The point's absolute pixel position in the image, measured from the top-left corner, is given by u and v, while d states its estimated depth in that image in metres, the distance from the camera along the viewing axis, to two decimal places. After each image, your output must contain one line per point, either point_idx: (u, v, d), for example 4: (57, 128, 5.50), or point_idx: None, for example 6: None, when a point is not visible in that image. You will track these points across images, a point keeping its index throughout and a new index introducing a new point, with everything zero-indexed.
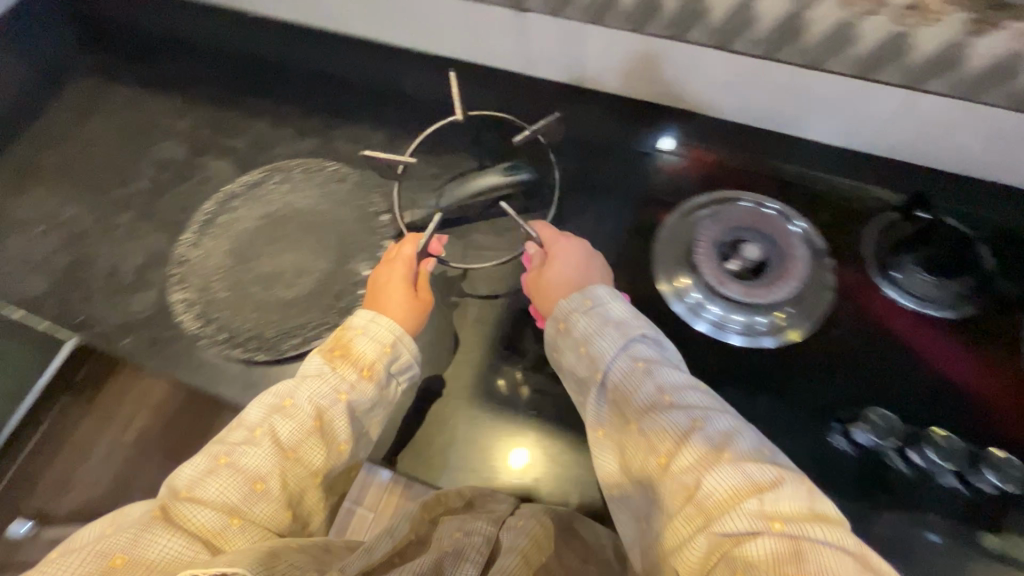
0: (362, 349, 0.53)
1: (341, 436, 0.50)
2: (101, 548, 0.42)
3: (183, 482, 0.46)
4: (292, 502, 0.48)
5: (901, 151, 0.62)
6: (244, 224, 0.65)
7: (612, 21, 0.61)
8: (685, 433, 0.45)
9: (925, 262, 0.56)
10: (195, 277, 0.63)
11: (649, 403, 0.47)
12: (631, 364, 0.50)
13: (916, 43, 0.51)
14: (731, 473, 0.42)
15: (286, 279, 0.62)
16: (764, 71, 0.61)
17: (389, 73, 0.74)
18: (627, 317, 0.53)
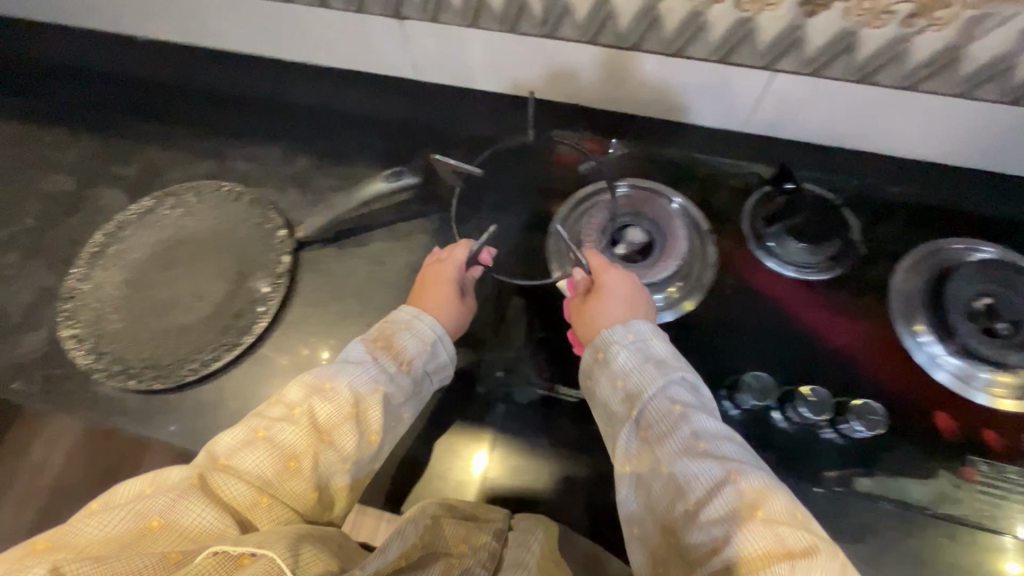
0: (404, 343, 0.55)
1: (375, 425, 0.52)
2: (139, 509, 0.42)
3: (220, 450, 0.47)
4: (321, 484, 0.48)
5: (771, 127, 0.66)
6: (137, 252, 0.64)
7: (488, 23, 0.63)
8: (717, 484, 0.44)
9: (797, 230, 0.58)
10: (86, 311, 0.61)
11: (682, 449, 0.46)
12: (670, 406, 0.48)
13: (760, 27, 0.55)
14: (762, 532, 0.41)
15: (180, 303, 0.61)
16: (635, 64, 0.63)
17: (284, 89, 0.74)
18: (668, 356, 0.52)
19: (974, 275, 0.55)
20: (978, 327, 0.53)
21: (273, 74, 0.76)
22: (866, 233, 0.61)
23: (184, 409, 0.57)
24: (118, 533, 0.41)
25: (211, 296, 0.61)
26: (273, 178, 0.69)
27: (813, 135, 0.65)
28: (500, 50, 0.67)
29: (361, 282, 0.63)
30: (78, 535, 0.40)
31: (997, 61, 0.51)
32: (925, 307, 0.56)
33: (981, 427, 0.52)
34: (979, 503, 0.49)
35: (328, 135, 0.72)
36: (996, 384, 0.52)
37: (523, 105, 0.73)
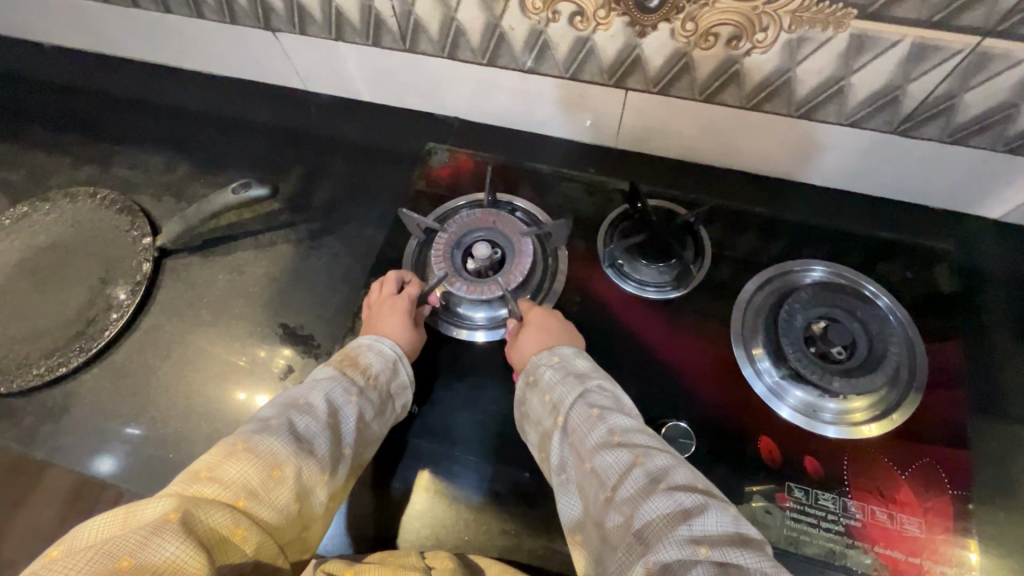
0: (370, 361, 0.53)
1: (347, 440, 0.48)
2: (108, 548, 0.34)
3: (199, 465, 0.41)
4: (303, 498, 0.44)
5: (638, 143, 0.66)
6: (6, 256, 0.65)
7: (352, 36, 0.63)
8: (624, 469, 0.42)
9: (645, 250, 0.58)
10: None
11: (597, 442, 0.44)
12: (587, 408, 0.47)
13: (599, 46, 0.55)
14: (666, 503, 0.39)
15: (37, 309, 0.62)
16: (497, 80, 0.63)
17: (175, 96, 0.76)
18: (587, 369, 0.50)
19: (809, 301, 0.55)
20: (813, 351, 0.53)
21: (165, 83, 0.77)
22: (719, 251, 0.61)
23: (30, 413, 0.58)
24: None
25: (70, 304, 0.62)
26: (152, 186, 0.70)
27: (679, 151, 0.65)
28: (372, 64, 0.67)
29: (222, 291, 0.63)
30: None
31: (827, 83, 0.51)
32: (764, 335, 0.56)
33: (802, 453, 0.52)
34: (788, 531, 0.48)
35: (211, 144, 0.73)
36: (850, 411, 0.52)
37: (405, 117, 0.73)
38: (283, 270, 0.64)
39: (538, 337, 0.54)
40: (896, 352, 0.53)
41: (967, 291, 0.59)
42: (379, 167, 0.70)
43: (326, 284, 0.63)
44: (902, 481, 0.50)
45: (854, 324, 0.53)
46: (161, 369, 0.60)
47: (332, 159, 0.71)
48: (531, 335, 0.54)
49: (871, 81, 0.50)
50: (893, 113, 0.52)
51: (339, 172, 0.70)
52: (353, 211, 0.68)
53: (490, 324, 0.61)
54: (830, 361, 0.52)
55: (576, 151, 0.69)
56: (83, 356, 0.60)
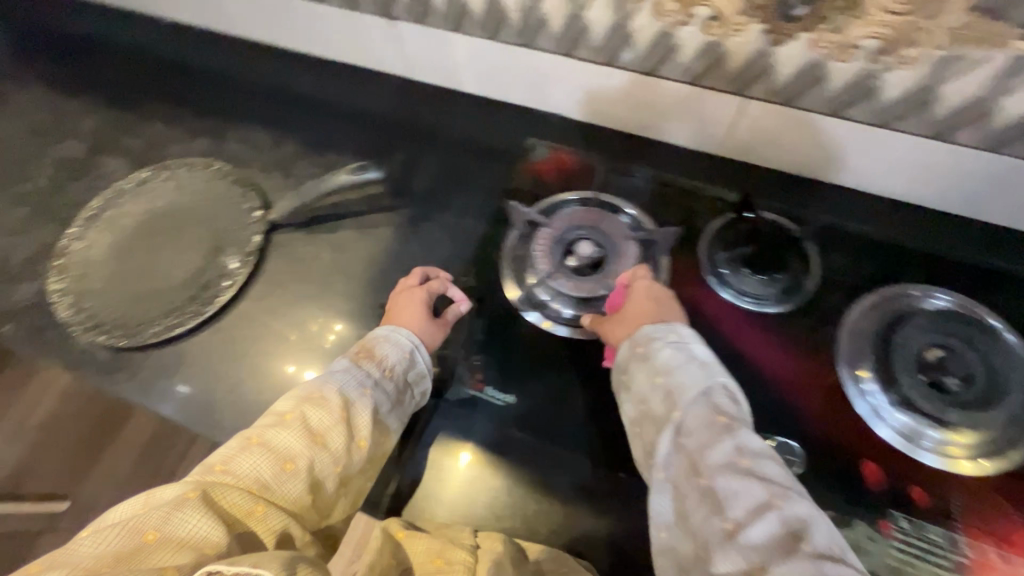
0: (384, 352, 0.54)
1: (362, 431, 0.50)
2: (134, 524, 0.40)
3: (217, 457, 0.46)
4: (317, 488, 0.47)
5: (747, 152, 0.65)
6: (127, 219, 0.69)
7: (470, 28, 0.64)
8: (757, 508, 0.38)
9: (750, 261, 0.58)
10: (74, 269, 0.66)
11: (724, 462, 0.41)
12: (714, 415, 0.44)
13: (729, 52, 0.54)
14: (806, 567, 0.35)
15: (157, 271, 0.65)
16: (611, 80, 0.64)
17: (283, 75, 0.79)
18: (709, 361, 0.48)
19: (926, 327, 0.54)
20: (925, 379, 0.51)
21: (274, 63, 0.79)
22: (827, 268, 0.60)
23: (144, 367, 0.61)
24: (114, 550, 0.39)
25: (184, 268, 0.65)
26: (261, 161, 0.73)
27: (790, 163, 0.64)
28: (484, 56, 0.68)
29: (323, 268, 0.66)
30: (74, 554, 0.38)
31: (972, 104, 0.49)
32: (872, 355, 0.54)
33: (910, 481, 0.50)
34: (892, 560, 0.47)
35: (315, 125, 0.75)
36: (952, 444, 0.50)
37: (506, 110, 0.73)
38: (384, 251, 0.66)
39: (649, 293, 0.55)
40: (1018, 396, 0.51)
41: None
42: (477, 158, 0.71)
43: (424, 269, 0.65)
44: (1017, 523, 0.48)
45: (973, 358, 0.52)
46: (267, 337, 0.62)
47: (432, 148, 0.72)
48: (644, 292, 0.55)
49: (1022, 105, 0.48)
50: None
51: (438, 159, 0.72)
52: (452, 200, 0.69)
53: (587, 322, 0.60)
54: (942, 389, 0.51)
55: (660, 163, 0.68)
56: (197, 320, 0.63)
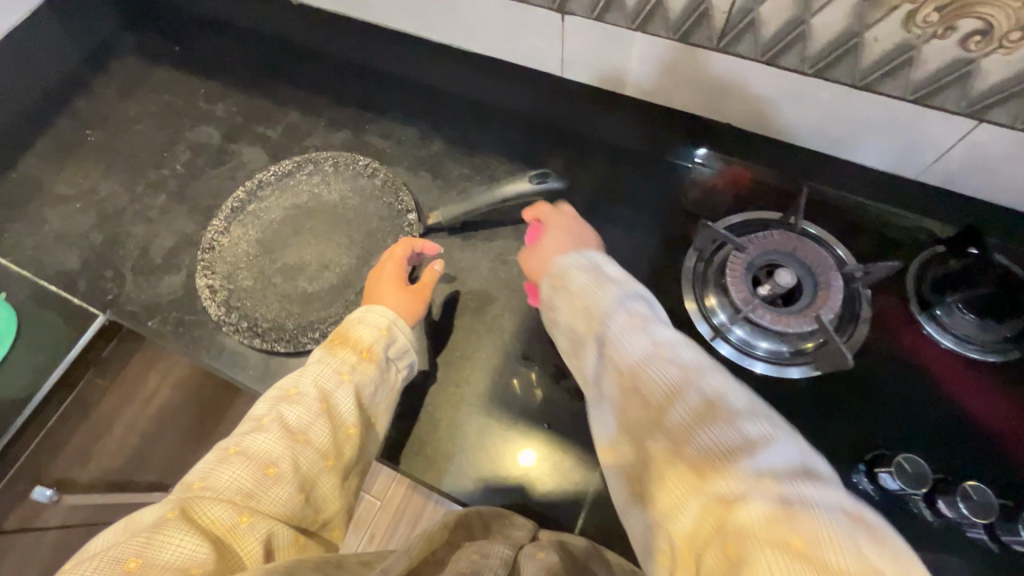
0: (360, 334, 0.52)
1: (347, 420, 0.49)
2: (112, 555, 0.38)
3: (193, 475, 0.45)
4: (307, 487, 0.46)
5: (954, 179, 0.58)
6: (272, 213, 0.66)
7: (657, 28, 0.59)
8: (674, 390, 0.39)
9: (976, 304, 0.52)
10: (222, 264, 0.63)
11: (640, 358, 0.41)
12: (623, 313, 0.44)
13: (981, 71, 0.48)
14: (728, 434, 0.36)
15: (309, 272, 0.62)
16: (811, 94, 0.58)
17: (425, 67, 0.74)
18: (621, 276, 0.48)
19: None
20: None
21: (415, 53, 0.75)
22: None
23: None
24: None
25: (339, 270, 0.62)
26: (407, 159, 0.69)
27: (1005, 195, 0.57)
28: (663, 58, 0.62)
29: (483, 278, 0.62)
30: None
31: None
32: None
33: None
34: None
35: (463, 124, 0.71)
36: None
37: (670, 117, 0.68)
38: None
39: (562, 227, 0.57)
40: None
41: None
42: (639, 169, 0.67)
43: None
44: None
45: None
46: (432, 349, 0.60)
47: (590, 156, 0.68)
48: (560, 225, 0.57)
49: None
50: None
51: (597, 169, 0.68)
52: (617, 213, 0.65)
53: (784, 360, 0.54)
54: None
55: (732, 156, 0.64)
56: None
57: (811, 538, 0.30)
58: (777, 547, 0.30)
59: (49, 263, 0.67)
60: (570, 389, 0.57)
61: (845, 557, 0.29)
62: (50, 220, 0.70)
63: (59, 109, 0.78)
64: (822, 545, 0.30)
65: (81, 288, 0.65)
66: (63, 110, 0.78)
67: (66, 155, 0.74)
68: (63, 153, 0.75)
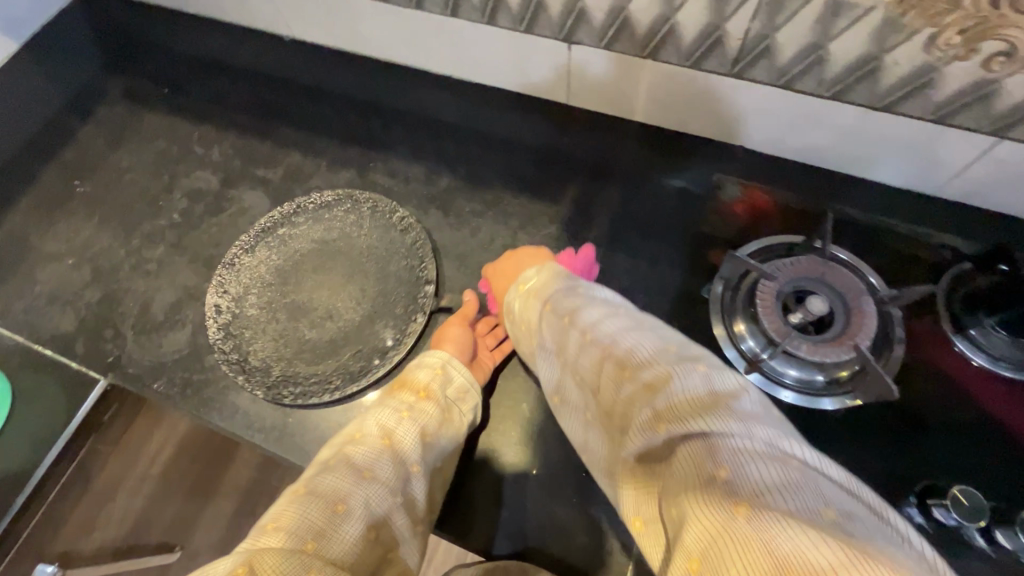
0: (417, 375, 0.54)
1: (411, 458, 0.49)
2: None
3: (269, 518, 0.44)
4: (376, 525, 0.45)
5: (976, 196, 0.58)
6: (297, 251, 0.63)
7: (669, 56, 0.58)
8: (601, 367, 0.43)
9: (1010, 323, 0.52)
10: (236, 284, 0.62)
11: (574, 347, 0.45)
12: (551, 316, 0.48)
13: (1004, 90, 0.48)
14: (634, 389, 0.40)
15: (315, 318, 0.60)
16: (830, 115, 0.57)
17: (429, 101, 0.73)
18: (550, 279, 0.51)
19: None
20: None
21: (417, 87, 0.73)
22: None
23: (319, 431, 0.56)
24: None
25: (343, 323, 0.60)
26: (416, 197, 0.67)
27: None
28: (676, 82, 0.61)
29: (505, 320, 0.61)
30: None
31: None
32: None
33: None
34: None
35: (472, 157, 0.69)
36: None
37: (684, 142, 0.68)
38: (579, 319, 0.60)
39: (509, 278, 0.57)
40: None
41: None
42: (654, 196, 0.66)
43: None
44: None
45: None
46: None
47: (603, 185, 0.67)
48: (502, 264, 0.59)
49: None
50: None
51: (612, 198, 0.66)
52: (638, 243, 0.64)
53: (818, 389, 0.52)
54: None
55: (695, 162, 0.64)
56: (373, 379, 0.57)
57: (731, 463, 0.32)
58: (703, 480, 0.32)
59: (44, 326, 0.63)
60: None
61: (765, 473, 0.32)
62: (42, 280, 0.66)
63: (44, 160, 0.74)
64: (738, 473, 0.32)
65: (79, 352, 0.61)
66: (48, 161, 0.74)
67: (54, 210, 0.71)
68: (49, 209, 0.71)
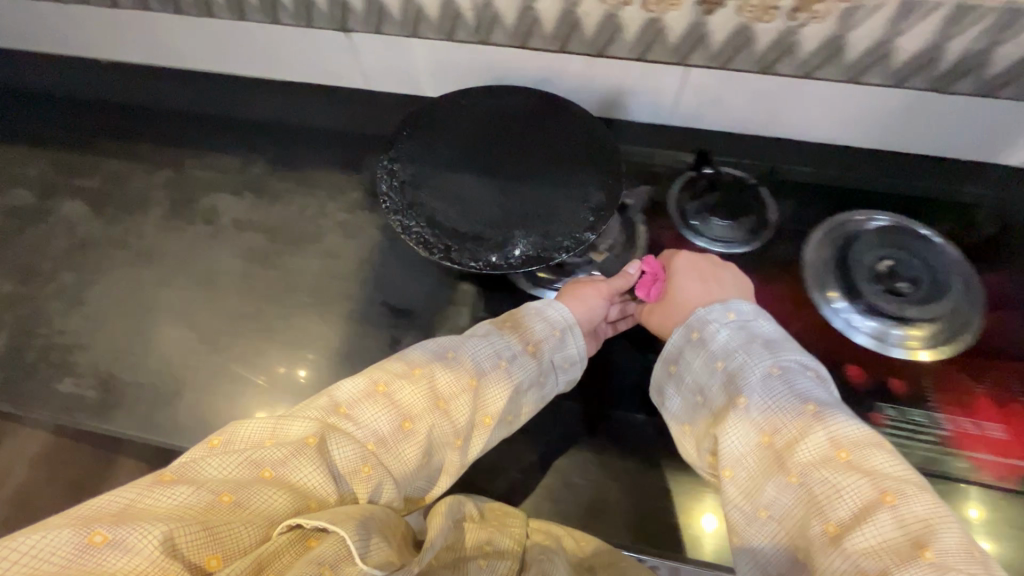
0: (534, 325, 0.54)
1: (490, 410, 0.49)
2: (256, 456, 0.40)
3: (342, 398, 0.46)
4: (430, 455, 0.46)
5: (695, 119, 0.71)
6: (486, 146, 0.67)
7: (428, 32, 0.68)
8: (866, 507, 0.37)
9: (715, 209, 0.65)
10: (430, 146, 0.66)
11: (815, 457, 0.40)
12: (805, 409, 0.43)
13: (668, 26, 0.61)
14: (927, 573, 0.33)
15: (475, 203, 0.63)
16: (565, 68, 0.69)
17: (243, 101, 0.79)
18: (778, 338, 0.49)
19: (875, 242, 0.62)
20: (883, 287, 0.59)
21: (231, 89, 0.79)
22: (783, 211, 0.67)
23: (142, 399, 0.60)
24: (233, 478, 0.39)
25: (174, 305, 0.65)
26: (231, 183, 0.73)
27: (951, 149, 0.67)
28: (445, 58, 0.71)
29: (332, 274, 0.66)
30: (201, 471, 0.39)
31: (877, 46, 0.58)
32: (835, 275, 0.61)
33: (887, 376, 0.57)
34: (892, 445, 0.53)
35: (284, 145, 0.76)
36: (910, 335, 0.57)
37: None
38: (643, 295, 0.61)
39: (694, 282, 0.58)
40: (953, 292, 0.59)
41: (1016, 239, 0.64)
42: None
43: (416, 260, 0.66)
44: (978, 394, 0.55)
45: (917, 263, 0.60)
46: (276, 349, 0.62)
47: None
48: (688, 259, 0.59)
49: (914, 43, 0.56)
50: (932, 72, 0.59)
51: None
52: None
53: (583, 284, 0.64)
54: (899, 295, 0.58)
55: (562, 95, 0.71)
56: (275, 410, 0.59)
57: None
58: None
59: None
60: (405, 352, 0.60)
61: None
62: None
63: None
64: None
65: None
66: None
67: None
68: None
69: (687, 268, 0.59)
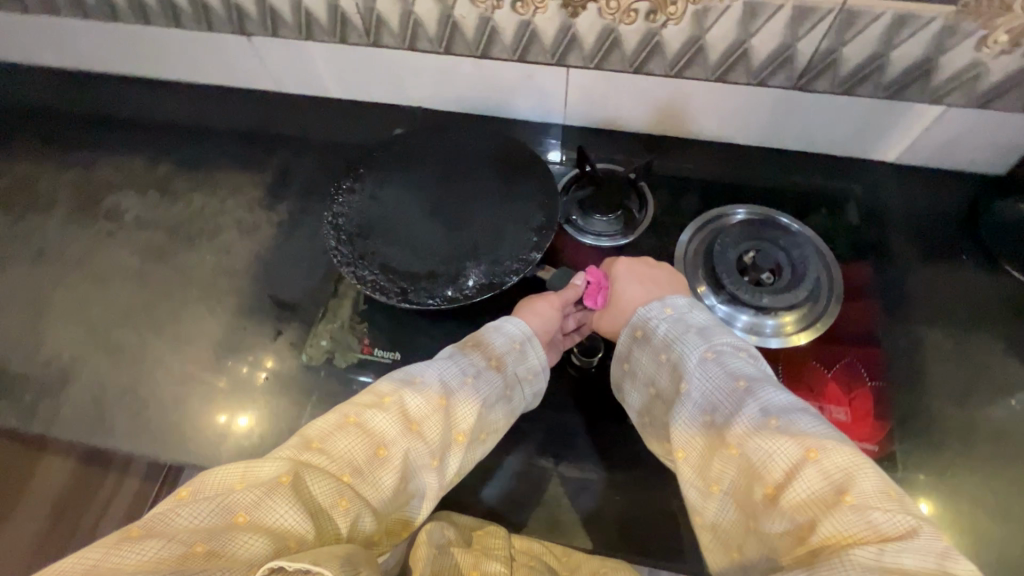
0: (497, 342, 0.53)
1: (461, 424, 0.48)
2: (226, 501, 0.37)
3: (314, 433, 0.43)
4: (406, 480, 0.44)
5: (585, 118, 0.73)
6: (428, 185, 0.68)
7: (322, 36, 0.70)
8: (793, 464, 0.38)
9: (594, 204, 0.66)
10: (371, 188, 0.67)
11: (746, 427, 0.41)
12: (733, 385, 0.44)
13: (540, 28, 0.63)
14: (849, 517, 0.34)
15: (422, 243, 0.64)
16: (455, 69, 0.71)
17: (157, 103, 0.81)
18: (710, 325, 0.50)
19: (738, 237, 0.64)
20: (749, 279, 0.61)
21: (146, 91, 0.81)
22: (663, 206, 0.69)
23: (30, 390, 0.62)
24: (205, 526, 0.36)
25: (69, 301, 0.67)
26: (138, 183, 0.75)
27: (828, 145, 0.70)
28: (343, 60, 0.73)
29: (226, 269, 0.68)
30: (171, 525, 0.36)
31: (735, 46, 0.60)
32: (704, 270, 0.63)
33: None
34: None
35: (193, 145, 0.78)
36: (783, 323, 0.60)
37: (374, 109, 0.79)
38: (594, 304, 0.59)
39: (636, 285, 0.57)
40: (814, 272, 0.61)
41: (881, 230, 0.67)
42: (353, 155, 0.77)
43: (308, 255, 0.68)
44: (829, 379, 0.57)
45: (779, 252, 0.62)
46: (165, 341, 0.64)
47: (308, 152, 0.77)
48: (630, 265, 0.59)
49: (768, 42, 0.59)
50: (792, 69, 0.61)
51: (315, 161, 0.76)
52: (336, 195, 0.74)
53: None
54: (762, 285, 0.61)
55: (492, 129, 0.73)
56: (215, 402, 0.60)
57: None
58: None
59: None
60: (286, 342, 0.63)
61: None
62: None
63: None
64: None
65: None
66: None
67: None
68: None
69: (629, 271, 0.58)
